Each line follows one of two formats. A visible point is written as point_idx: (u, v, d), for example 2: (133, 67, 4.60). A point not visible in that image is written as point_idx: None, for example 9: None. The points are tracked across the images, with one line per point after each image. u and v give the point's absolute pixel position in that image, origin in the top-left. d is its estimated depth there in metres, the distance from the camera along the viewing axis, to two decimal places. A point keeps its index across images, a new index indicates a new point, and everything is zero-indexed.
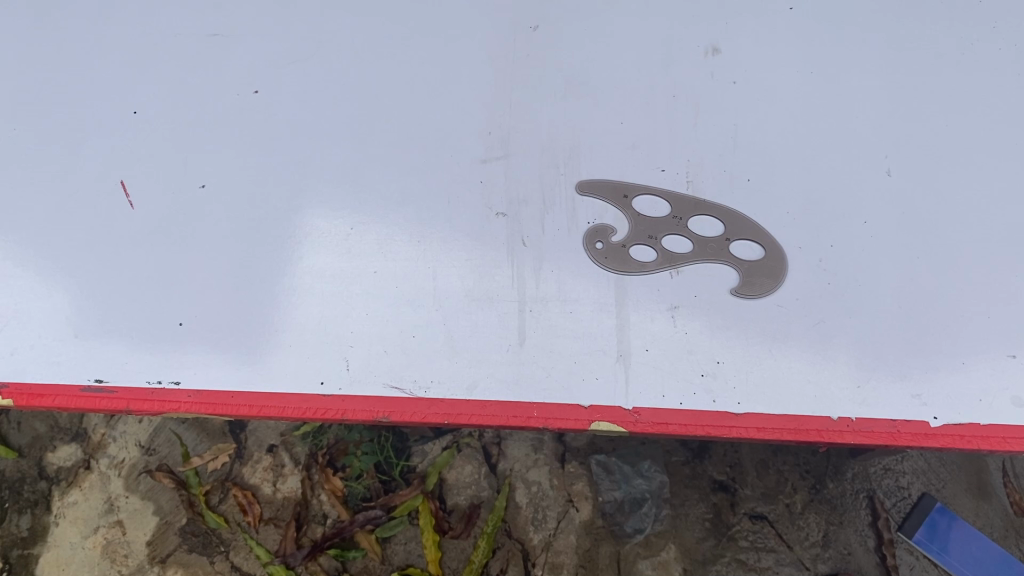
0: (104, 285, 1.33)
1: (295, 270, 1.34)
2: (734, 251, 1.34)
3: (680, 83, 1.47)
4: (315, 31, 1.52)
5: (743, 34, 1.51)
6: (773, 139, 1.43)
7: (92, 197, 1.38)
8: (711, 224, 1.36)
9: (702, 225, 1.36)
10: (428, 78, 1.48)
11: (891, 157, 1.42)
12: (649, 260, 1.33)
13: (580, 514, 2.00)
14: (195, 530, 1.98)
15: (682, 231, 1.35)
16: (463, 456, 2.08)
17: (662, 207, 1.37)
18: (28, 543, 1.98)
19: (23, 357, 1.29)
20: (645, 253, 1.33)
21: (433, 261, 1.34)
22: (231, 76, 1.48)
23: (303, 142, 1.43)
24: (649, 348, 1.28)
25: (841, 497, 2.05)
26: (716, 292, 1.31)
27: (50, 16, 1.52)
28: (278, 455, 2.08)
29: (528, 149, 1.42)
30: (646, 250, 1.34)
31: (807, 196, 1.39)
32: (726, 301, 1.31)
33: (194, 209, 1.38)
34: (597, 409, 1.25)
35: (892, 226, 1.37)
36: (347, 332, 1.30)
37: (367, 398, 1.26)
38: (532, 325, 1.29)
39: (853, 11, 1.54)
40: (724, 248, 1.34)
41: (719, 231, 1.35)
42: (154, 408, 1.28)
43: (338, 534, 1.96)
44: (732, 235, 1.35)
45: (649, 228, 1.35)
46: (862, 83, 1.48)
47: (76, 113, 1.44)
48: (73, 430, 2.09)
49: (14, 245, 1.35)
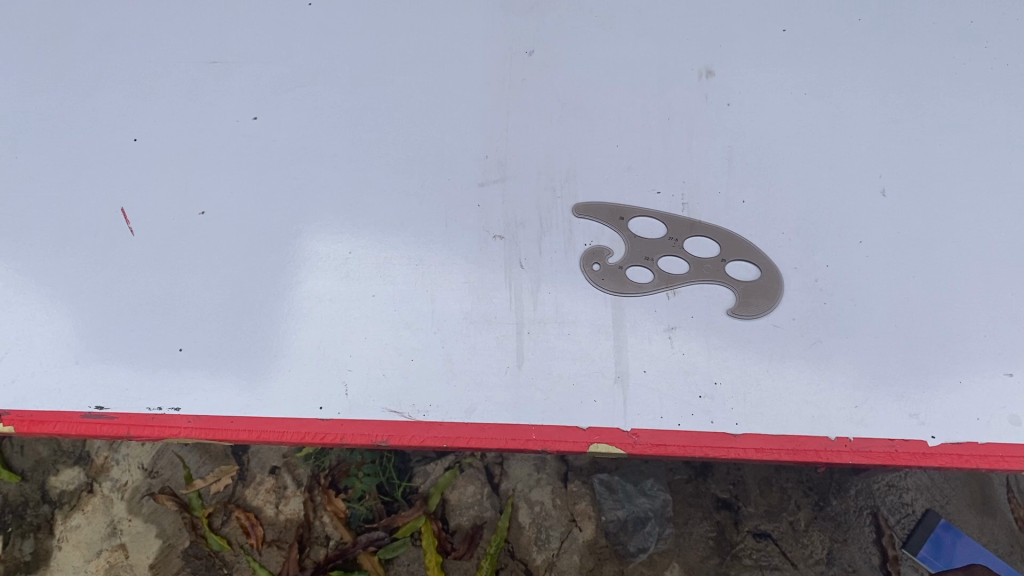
0: (104, 311, 1.34)
1: (293, 295, 1.35)
2: (731, 272, 1.35)
3: (676, 105, 1.48)
4: (311, 57, 1.52)
5: (737, 55, 1.51)
6: (767, 159, 1.44)
7: (93, 224, 1.40)
8: (709, 244, 1.37)
9: (700, 245, 1.36)
10: (424, 104, 1.48)
11: (885, 176, 1.43)
12: (646, 281, 1.34)
13: (583, 534, 2.00)
14: (198, 553, 1.99)
15: (681, 253, 1.36)
16: (465, 476, 2.06)
17: (658, 228, 1.38)
18: (31, 567, 1.99)
19: (25, 384, 1.31)
20: (643, 274, 1.34)
21: (433, 284, 1.35)
22: (229, 104, 1.49)
23: (301, 168, 1.44)
24: (647, 369, 1.29)
25: (846, 514, 2.04)
26: (715, 315, 1.32)
27: (49, 45, 1.53)
28: (280, 477, 2.08)
29: (524, 173, 1.43)
30: (643, 271, 1.35)
31: (803, 217, 1.39)
32: (723, 324, 1.31)
33: (195, 235, 1.39)
34: (596, 431, 1.26)
35: (887, 245, 1.38)
36: (345, 356, 1.31)
37: (366, 422, 1.27)
38: (531, 347, 1.30)
39: (849, 31, 1.55)
40: (721, 269, 1.35)
41: (716, 251, 1.36)
42: (154, 434, 1.29)
43: (341, 556, 1.96)
44: (730, 255, 1.36)
45: (646, 249, 1.36)
46: (855, 103, 1.49)
47: (78, 141, 1.45)
48: (76, 453, 2.09)
49: (18, 270, 1.37)
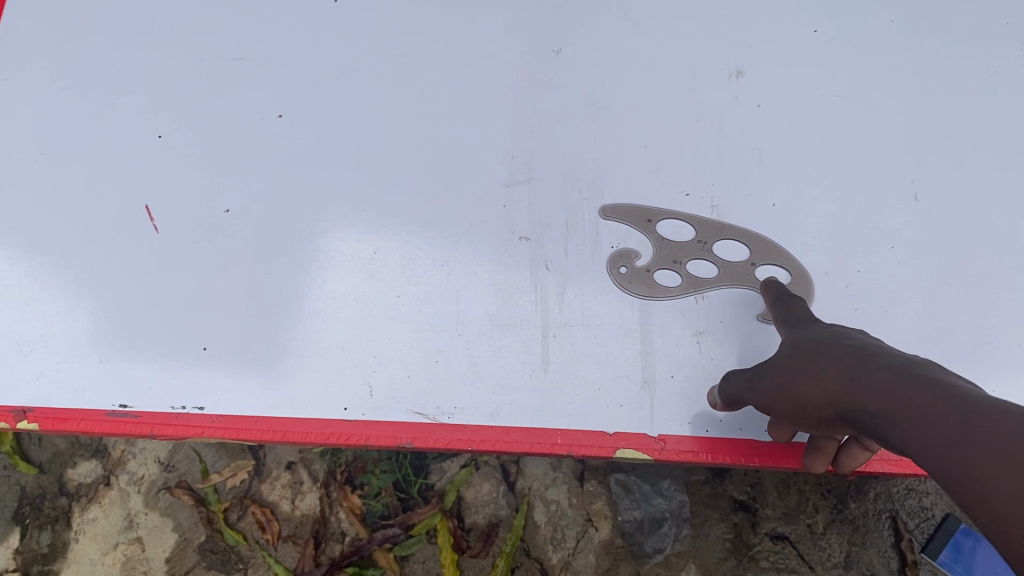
0: (128, 310, 1.34)
1: (317, 294, 1.35)
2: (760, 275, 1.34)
3: (705, 107, 1.45)
4: (334, 54, 1.49)
5: (768, 56, 1.49)
6: (798, 163, 1.42)
7: (116, 222, 1.39)
8: (739, 246, 1.36)
9: (729, 248, 1.35)
10: (449, 102, 1.46)
11: (918, 181, 1.41)
12: (674, 285, 1.33)
13: (600, 533, 2.00)
14: (214, 547, 1.99)
15: (709, 256, 1.35)
16: (481, 474, 2.06)
17: (686, 231, 1.36)
18: (48, 559, 2.00)
19: (50, 381, 1.32)
20: (671, 277, 1.34)
21: (457, 285, 1.34)
22: (252, 101, 1.47)
23: (325, 167, 1.42)
24: (674, 374, 1.29)
25: (864, 517, 2.01)
26: (742, 322, 1.31)
27: (70, 39, 1.51)
28: (296, 472, 2.07)
29: (551, 173, 1.41)
30: (671, 274, 1.34)
31: (834, 222, 1.38)
32: (751, 331, 1.31)
33: (218, 233, 1.38)
34: (622, 436, 1.26)
35: (919, 251, 1.36)
36: (369, 357, 1.31)
37: (390, 423, 1.28)
38: (556, 351, 1.30)
39: (883, 33, 1.51)
40: (749, 273, 1.34)
41: (745, 254, 1.35)
42: (178, 433, 1.29)
43: (357, 552, 1.96)
44: (759, 259, 1.35)
45: (673, 252, 1.35)
46: (887, 106, 1.46)
47: (101, 139, 1.45)
48: (93, 446, 2.08)
49: (42, 267, 1.37)
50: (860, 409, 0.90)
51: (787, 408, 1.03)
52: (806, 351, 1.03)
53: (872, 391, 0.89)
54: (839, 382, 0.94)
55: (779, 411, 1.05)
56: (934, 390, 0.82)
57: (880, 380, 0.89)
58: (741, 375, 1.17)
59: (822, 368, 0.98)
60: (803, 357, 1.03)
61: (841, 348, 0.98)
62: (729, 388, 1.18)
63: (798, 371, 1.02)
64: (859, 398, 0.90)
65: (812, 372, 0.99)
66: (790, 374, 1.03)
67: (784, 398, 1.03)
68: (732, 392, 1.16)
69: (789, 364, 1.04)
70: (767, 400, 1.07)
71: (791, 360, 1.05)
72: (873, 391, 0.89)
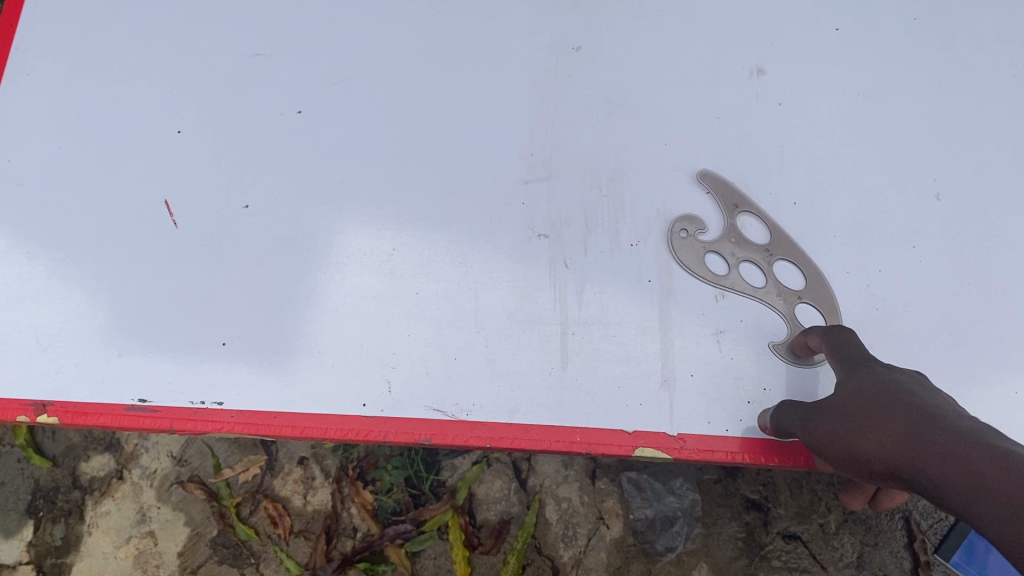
0: (147, 306, 1.35)
1: (335, 290, 1.35)
2: (812, 288, 1.33)
3: (726, 104, 1.45)
4: (354, 48, 1.49)
5: (790, 53, 1.48)
6: (819, 162, 1.41)
7: (137, 216, 1.39)
8: (790, 257, 1.35)
9: (780, 258, 1.35)
10: (470, 98, 1.45)
11: (939, 181, 1.41)
12: (719, 271, 1.34)
13: (611, 531, 1.99)
14: (226, 542, 2.00)
15: (761, 266, 1.35)
16: (493, 471, 2.06)
17: (738, 225, 1.37)
18: (62, 552, 2.01)
19: (69, 375, 1.32)
20: (717, 262, 1.35)
21: (476, 282, 1.34)
22: (272, 96, 1.46)
23: (344, 163, 1.42)
24: (694, 373, 1.29)
25: (877, 516, 1.99)
26: (798, 331, 1.31)
27: (88, 31, 1.50)
28: (309, 467, 2.07)
29: (571, 171, 1.41)
30: (718, 260, 1.35)
31: (854, 222, 1.38)
32: (803, 339, 1.31)
33: (238, 228, 1.38)
34: (641, 435, 1.26)
35: (939, 252, 1.37)
36: (388, 354, 1.31)
37: (409, 420, 1.28)
38: (575, 349, 1.31)
39: (907, 31, 1.50)
40: (799, 285, 1.33)
41: (795, 266, 1.35)
42: (197, 428, 1.30)
43: (368, 548, 1.97)
44: (810, 271, 1.34)
45: (721, 257, 1.35)
46: (909, 105, 1.45)
47: (120, 132, 1.44)
48: (106, 440, 2.08)
49: (62, 261, 1.37)
50: (917, 471, 0.90)
51: (837, 453, 1.03)
52: (865, 397, 1.03)
53: (931, 457, 0.88)
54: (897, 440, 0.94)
55: (828, 455, 1.05)
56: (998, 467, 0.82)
57: (940, 446, 0.89)
58: (794, 412, 1.17)
59: (880, 422, 0.97)
60: (860, 405, 1.02)
61: (901, 401, 0.98)
62: (781, 419, 1.19)
63: (855, 419, 1.02)
64: (917, 461, 0.90)
65: (869, 424, 0.99)
66: (847, 420, 1.03)
67: (836, 443, 1.03)
68: (784, 427, 1.17)
69: (846, 409, 1.04)
70: (819, 439, 1.07)
71: (848, 406, 1.04)
72: (932, 455, 0.88)
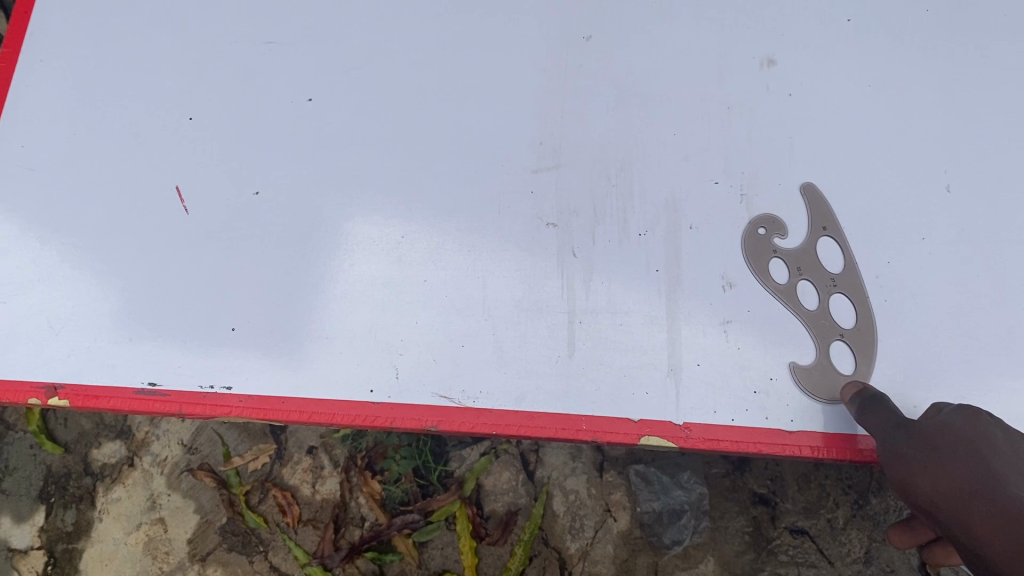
0: (157, 291, 1.36)
1: (344, 276, 1.35)
2: (848, 296, 1.33)
3: (736, 95, 1.44)
4: (363, 35, 1.49)
5: (801, 44, 1.47)
6: (829, 153, 1.41)
7: (148, 202, 1.40)
8: (835, 260, 1.35)
9: (825, 258, 1.35)
10: (480, 87, 1.45)
11: (950, 173, 1.41)
12: (780, 278, 1.33)
13: (618, 524, 2.00)
14: (235, 530, 2.02)
15: (806, 261, 1.34)
16: (500, 462, 2.06)
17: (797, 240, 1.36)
18: (73, 538, 2.03)
19: (80, 359, 1.33)
20: (780, 270, 1.34)
21: (484, 271, 1.35)
22: (283, 83, 1.47)
23: (355, 151, 1.42)
24: (701, 362, 1.30)
25: (886, 512, 1.97)
26: (825, 328, 1.31)
27: (100, 18, 1.51)
28: (317, 457, 2.08)
29: (580, 161, 1.41)
30: (782, 268, 1.34)
31: (864, 213, 1.38)
32: (827, 336, 1.31)
33: (249, 215, 1.39)
34: (647, 424, 1.27)
35: (949, 244, 1.37)
36: (396, 340, 1.32)
37: (416, 406, 1.29)
38: (582, 337, 1.31)
39: (918, 21, 1.49)
40: (835, 287, 1.33)
41: (840, 268, 1.34)
42: (207, 412, 1.31)
43: (376, 537, 1.98)
44: (850, 277, 1.34)
45: (767, 245, 1.35)
46: (921, 96, 1.45)
47: (132, 119, 1.45)
48: (117, 427, 2.10)
49: (74, 247, 1.38)
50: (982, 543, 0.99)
51: (903, 479, 1.10)
52: (951, 442, 1.07)
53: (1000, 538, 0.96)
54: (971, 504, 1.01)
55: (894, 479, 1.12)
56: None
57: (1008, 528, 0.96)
58: (878, 414, 1.18)
59: (956, 477, 1.03)
60: (943, 451, 1.07)
61: (983, 464, 1.02)
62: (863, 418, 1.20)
63: (933, 459, 1.07)
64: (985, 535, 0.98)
65: (944, 477, 1.04)
66: (926, 456, 1.08)
67: (905, 470, 1.09)
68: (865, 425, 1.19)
69: (929, 446, 1.08)
70: (889, 457, 1.12)
71: (932, 441, 1.09)
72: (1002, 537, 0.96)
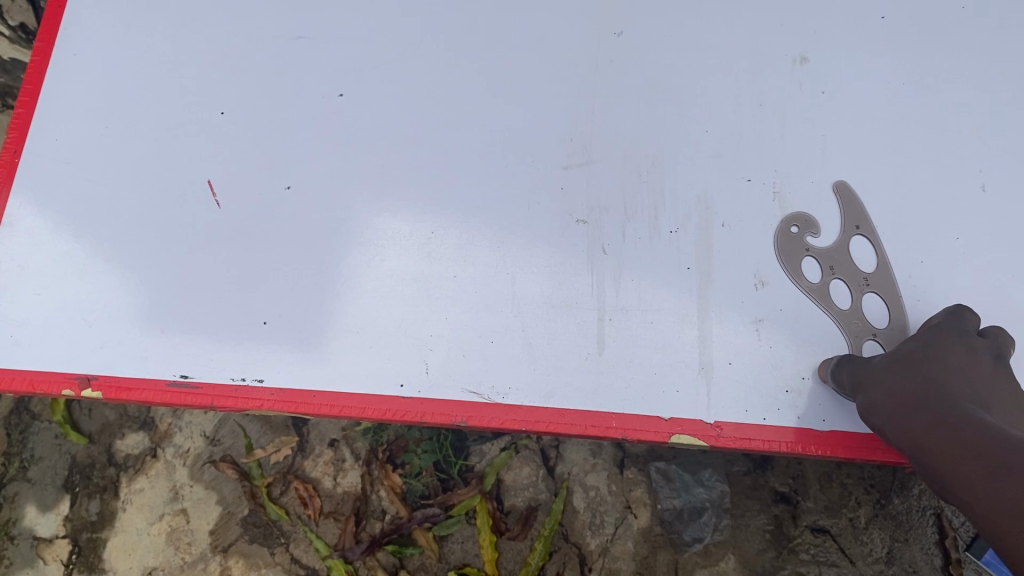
0: (189, 284, 1.37)
1: (373, 271, 1.36)
2: (882, 294, 1.32)
3: (769, 92, 1.44)
4: (394, 31, 1.49)
5: (835, 41, 1.46)
6: (862, 151, 1.40)
7: (181, 196, 1.41)
8: (867, 258, 1.34)
9: (858, 256, 1.34)
10: (511, 83, 1.45)
11: (985, 172, 1.39)
12: (812, 278, 1.33)
13: (638, 521, 2.00)
14: (257, 521, 2.03)
15: (839, 260, 1.34)
16: (521, 457, 2.07)
17: (828, 238, 1.35)
18: (97, 527, 2.04)
19: (113, 352, 1.35)
20: (813, 270, 1.33)
21: (513, 266, 1.35)
22: (314, 78, 1.47)
23: (386, 145, 1.43)
24: (732, 361, 1.29)
25: (908, 512, 1.97)
26: (858, 327, 1.31)
27: (133, 13, 1.51)
28: (339, 450, 2.09)
29: (610, 157, 1.41)
30: (815, 267, 1.33)
31: (897, 212, 1.37)
32: (860, 335, 1.30)
33: (280, 209, 1.40)
34: (678, 422, 1.27)
35: (983, 244, 1.36)
36: (426, 335, 1.32)
37: (446, 401, 1.30)
38: (612, 334, 1.31)
39: (953, 19, 1.48)
40: (868, 286, 1.32)
41: (872, 267, 1.33)
42: (237, 405, 1.32)
43: (397, 531, 1.99)
44: (883, 274, 1.33)
45: (800, 244, 1.35)
46: (956, 94, 1.44)
47: (164, 113, 1.46)
48: (141, 418, 2.12)
49: (107, 241, 1.39)
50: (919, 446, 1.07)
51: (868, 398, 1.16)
52: (912, 367, 1.13)
53: (936, 441, 1.04)
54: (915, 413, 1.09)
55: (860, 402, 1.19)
56: (986, 462, 0.97)
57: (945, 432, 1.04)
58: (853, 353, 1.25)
59: (911, 395, 1.10)
60: (899, 371, 1.13)
61: (931, 378, 1.10)
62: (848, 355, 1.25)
63: (892, 380, 1.14)
64: (924, 439, 1.06)
65: (897, 391, 1.12)
66: (886, 378, 1.14)
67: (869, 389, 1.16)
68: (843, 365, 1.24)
69: (887, 368, 1.15)
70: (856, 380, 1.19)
71: (893, 367, 1.15)
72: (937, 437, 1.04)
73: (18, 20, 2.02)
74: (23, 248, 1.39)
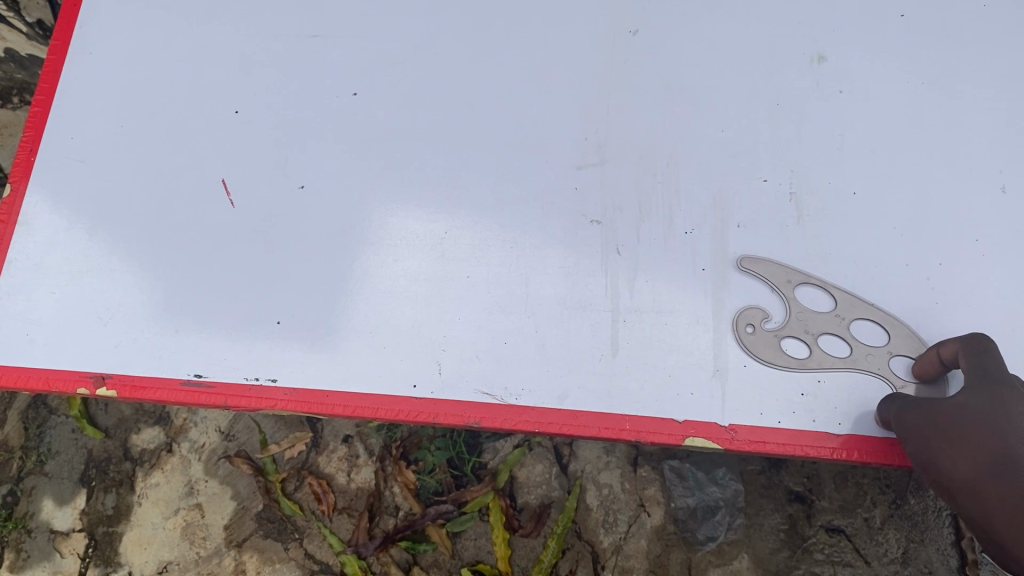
0: (203, 283, 1.37)
1: (386, 272, 1.36)
2: (860, 318, 1.30)
3: (786, 91, 1.42)
4: (409, 30, 1.48)
5: (853, 41, 1.45)
6: (880, 151, 1.39)
7: (195, 195, 1.41)
8: (821, 299, 1.31)
9: (816, 305, 1.31)
10: (525, 82, 1.44)
11: (1006, 172, 1.37)
12: (803, 354, 1.28)
13: (651, 519, 1.99)
14: (271, 516, 2.03)
15: (807, 320, 1.30)
16: (534, 455, 2.07)
17: (788, 307, 1.31)
18: (113, 521, 2.05)
19: (127, 350, 1.35)
20: (800, 347, 1.29)
21: (527, 266, 1.34)
22: (328, 76, 1.47)
23: (400, 144, 1.42)
24: (747, 363, 1.28)
25: (924, 513, 1.94)
26: (874, 359, 1.28)
27: (148, 12, 1.52)
28: (352, 446, 2.10)
29: (625, 157, 1.40)
30: (799, 345, 1.29)
31: (915, 213, 1.35)
32: (881, 364, 1.28)
33: (294, 209, 1.40)
34: (692, 424, 1.26)
35: (1003, 245, 1.34)
36: (439, 336, 1.32)
37: (458, 402, 1.29)
38: (626, 335, 1.30)
39: (973, 18, 1.46)
40: (846, 322, 1.30)
41: (833, 306, 1.31)
42: (251, 404, 1.32)
43: (410, 526, 1.99)
44: (847, 303, 1.30)
45: (794, 265, 1.32)
46: (976, 93, 1.42)
47: (179, 112, 1.46)
48: (156, 413, 2.13)
49: (122, 239, 1.40)
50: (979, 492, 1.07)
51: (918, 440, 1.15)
52: (961, 406, 1.10)
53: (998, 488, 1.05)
54: (973, 452, 1.08)
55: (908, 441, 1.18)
56: None
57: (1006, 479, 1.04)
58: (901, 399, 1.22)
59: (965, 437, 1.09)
60: (949, 410, 1.12)
61: (982, 416, 1.07)
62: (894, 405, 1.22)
63: (942, 421, 1.12)
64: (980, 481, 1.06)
65: (949, 432, 1.11)
66: (936, 420, 1.13)
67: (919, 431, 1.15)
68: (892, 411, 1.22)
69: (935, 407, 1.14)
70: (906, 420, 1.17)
71: (943, 407, 1.13)
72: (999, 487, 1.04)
73: (35, 16, 1.96)
74: (40, 246, 1.40)
